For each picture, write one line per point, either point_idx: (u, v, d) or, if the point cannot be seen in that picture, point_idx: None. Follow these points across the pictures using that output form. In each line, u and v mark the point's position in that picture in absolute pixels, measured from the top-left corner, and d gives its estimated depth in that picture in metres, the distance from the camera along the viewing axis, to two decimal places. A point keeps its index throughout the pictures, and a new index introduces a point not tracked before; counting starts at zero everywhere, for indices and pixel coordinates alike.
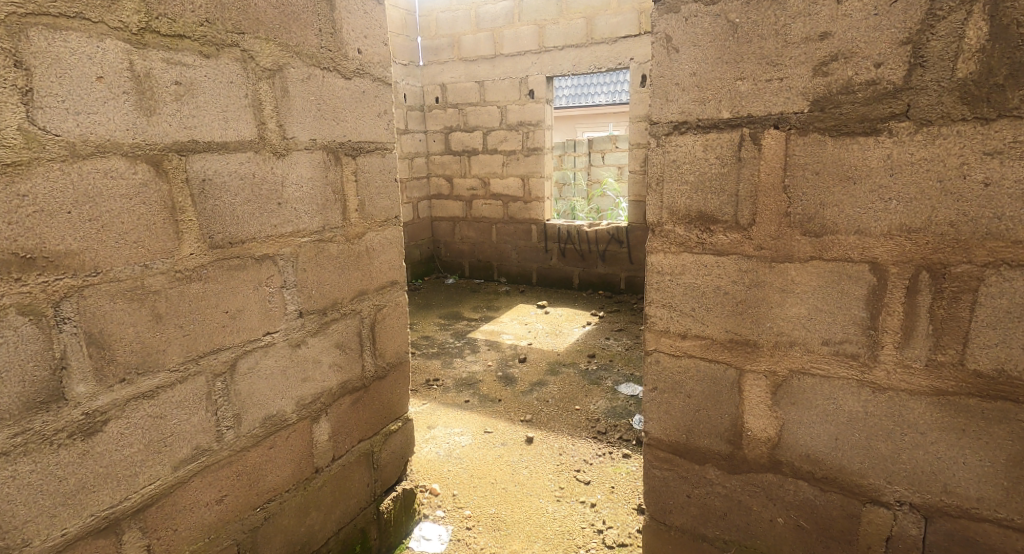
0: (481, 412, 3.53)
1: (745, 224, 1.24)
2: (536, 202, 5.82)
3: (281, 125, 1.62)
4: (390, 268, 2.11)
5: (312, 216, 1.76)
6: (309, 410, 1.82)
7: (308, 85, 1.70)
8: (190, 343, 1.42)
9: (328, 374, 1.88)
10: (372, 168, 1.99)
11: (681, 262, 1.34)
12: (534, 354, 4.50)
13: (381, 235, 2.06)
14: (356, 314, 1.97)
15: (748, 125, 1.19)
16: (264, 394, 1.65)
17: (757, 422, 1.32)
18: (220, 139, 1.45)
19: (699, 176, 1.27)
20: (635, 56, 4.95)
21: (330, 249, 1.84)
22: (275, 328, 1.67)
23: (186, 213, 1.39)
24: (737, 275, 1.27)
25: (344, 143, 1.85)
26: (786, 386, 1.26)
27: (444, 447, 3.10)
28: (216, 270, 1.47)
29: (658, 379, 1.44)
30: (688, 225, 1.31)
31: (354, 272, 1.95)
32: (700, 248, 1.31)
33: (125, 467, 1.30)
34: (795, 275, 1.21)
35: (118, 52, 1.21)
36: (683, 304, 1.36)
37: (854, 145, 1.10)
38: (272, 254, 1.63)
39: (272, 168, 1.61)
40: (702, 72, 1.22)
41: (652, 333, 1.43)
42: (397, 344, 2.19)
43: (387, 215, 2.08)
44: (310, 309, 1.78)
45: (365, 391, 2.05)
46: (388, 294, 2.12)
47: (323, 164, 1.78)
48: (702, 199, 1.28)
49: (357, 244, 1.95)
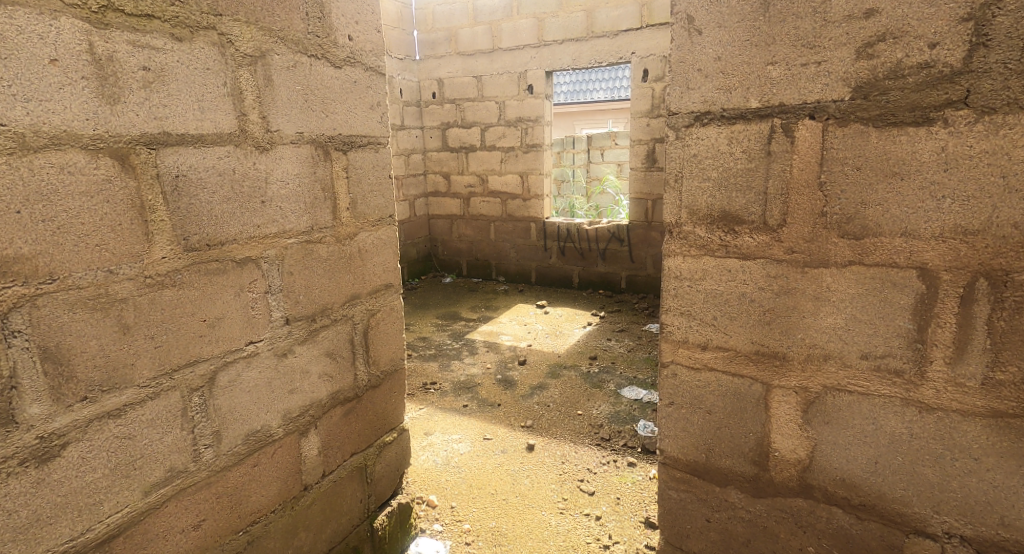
0: (480, 417, 3.43)
1: (775, 225, 1.13)
2: (535, 199, 5.70)
3: (264, 116, 1.50)
4: (384, 271, 2.00)
5: (299, 216, 1.64)
6: (297, 424, 1.70)
7: (294, 74, 1.57)
8: (162, 356, 1.30)
9: (318, 384, 1.76)
10: (364, 163, 1.87)
11: (702, 267, 1.24)
12: (534, 356, 4.38)
13: (374, 235, 1.94)
14: (348, 320, 1.85)
15: (779, 115, 1.08)
16: (246, 408, 1.53)
17: (785, 441, 1.20)
18: (195, 131, 1.33)
19: (723, 173, 1.17)
20: (638, 50, 4.82)
21: (319, 251, 1.72)
22: (259, 337, 1.55)
23: (157, 212, 1.26)
24: (764, 281, 1.17)
25: (333, 137, 1.73)
26: (819, 403, 1.15)
27: (442, 455, 3.00)
28: (191, 275, 1.34)
29: (675, 393, 1.34)
30: (709, 226, 1.21)
31: (345, 276, 1.83)
32: (724, 251, 1.20)
33: (88, 495, 1.18)
34: (830, 282, 1.09)
35: (75, 31, 1.08)
36: (704, 313, 1.26)
37: (902, 137, 0.98)
38: (256, 256, 1.51)
39: (255, 163, 1.48)
40: (728, 56, 1.10)
41: (669, 343, 1.33)
42: (392, 352, 2.07)
43: (381, 214, 1.96)
44: (298, 315, 1.66)
45: (357, 401, 1.94)
46: (382, 298, 2.00)
47: (310, 160, 1.66)
48: (726, 198, 1.18)
49: (349, 245, 1.83)
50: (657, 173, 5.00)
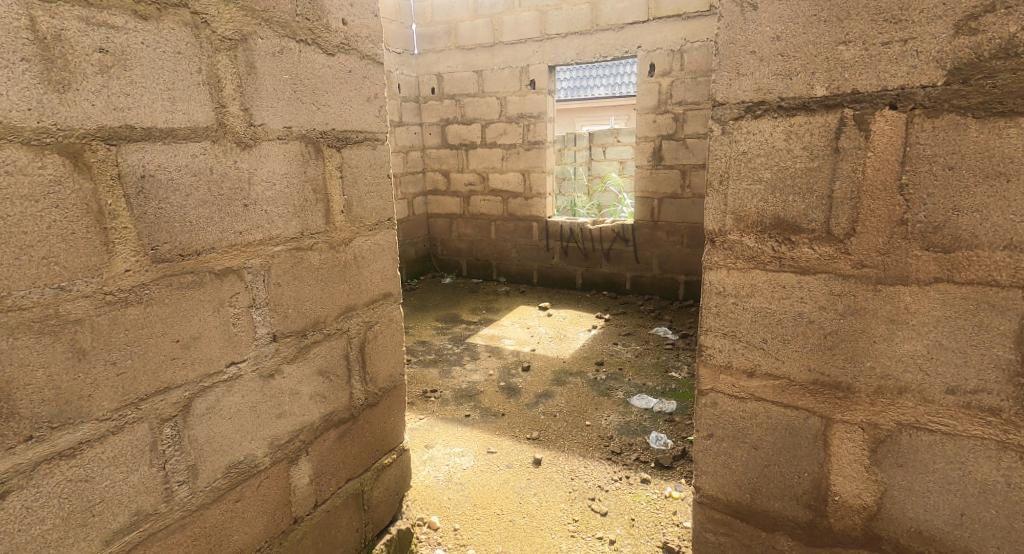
0: (483, 428, 3.27)
1: (841, 235, 0.97)
2: (537, 198, 5.54)
3: (246, 109, 1.32)
4: (382, 279, 1.84)
5: (287, 220, 1.48)
6: (286, 452, 1.53)
7: (280, 61, 1.40)
8: (127, 384, 1.12)
9: (309, 407, 1.60)
10: (360, 162, 1.71)
11: (750, 281, 1.08)
12: (538, 362, 4.22)
13: (370, 241, 1.78)
14: (342, 334, 1.69)
15: (852, 104, 0.91)
16: (228, 438, 1.36)
17: (846, 484, 1.04)
18: (164, 124, 1.15)
19: (777, 174, 1.00)
20: (644, 43, 4.64)
21: (310, 259, 1.56)
22: (243, 357, 1.38)
23: (119, 218, 1.09)
24: (826, 300, 1.00)
25: (325, 132, 1.56)
26: (890, 443, 0.99)
27: (444, 471, 2.84)
28: (161, 290, 1.17)
29: (714, 425, 1.18)
30: (760, 235, 1.05)
31: (339, 286, 1.67)
32: (777, 264, 1.04)
33: (35, 550, 1.01)
34: (909, 302, 0.93)
35: (12, 4, 0.91)
36: (751, 334, 1.10)
37: (1011, 129, 0.82)
38: (237, 267, 1.34)
39: (236, 161, 1.31)
40: (788, 35, 0.93)
41: (708, 368, 1.17)
42: (390, 367, 1.92)
43: (378, 217, 1.80)
44: (286, 331, 1.50)
45: (353, 422, 1.78)
46: (380, 309, 1.84)
47: (300, 157, 1.49)
48: (781, 202, 1.01)
49: (343, 252, 1.67)
50: (664, 171, 4.83)
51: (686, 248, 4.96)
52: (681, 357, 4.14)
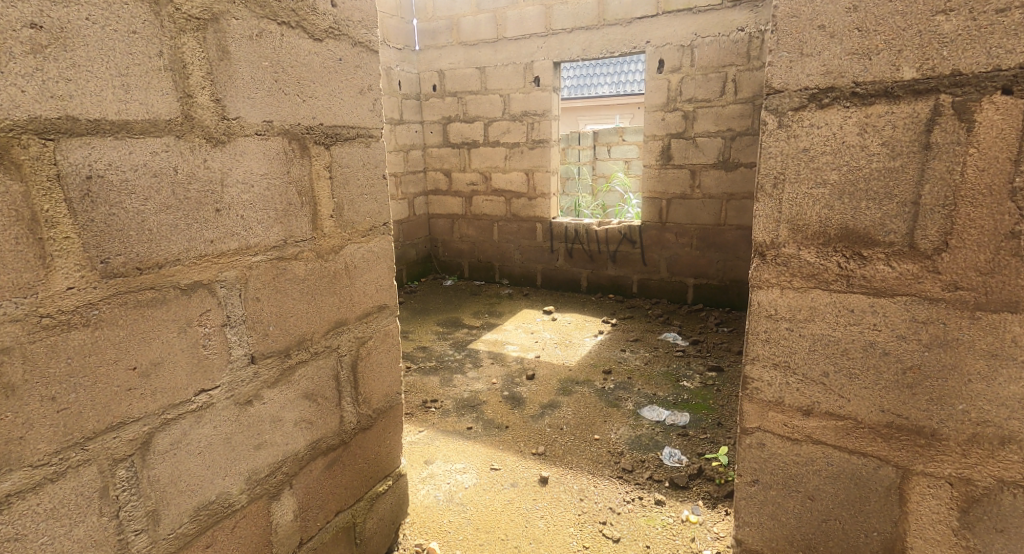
0: (485, 442, 3.10)
1: (929, 251, 0.89)
2: (541, 198, 5.37)
3: (217, 99, 1.15)
4: (376, 290, 1.68)
5: (267, 227, 1.31)
6: (266, 487, 1.36)
7: (259, 46, 1.22)
8: (72, 421, 0.95)
9: (293, 435, 1.42)
10: (351, 161, 1.54)
11: (810, 304, 0.98)
12: (543, 369, 4.04)
13: (363, 248, 1.62)
14: (332, 352, 1.53)
15: (947, 89, 0.84)
16: (198, 475, 1.18)
17: (928, 548, 0.98)
18: (116, 116, 0.98)
19: (844, 177, 0.91)
20: (653, 38, 4.46)
21: (294, 269, 1.39)
22: (214, 384, 1.20)
23: (58, 227, 0.91)
24: (908, 329, 0.92)
25: (312, 128, 1.40)
26: (988, 502, 0.92)
27: (444, 490, 2.68)
28: (113, 309, 1.00)
29: (762, 471, 1.10)
30: (822, 250, 0.95)
31: (327, 298, 1.51)
32: (846, 283, 0.95)
33: None
34: (1018, 333, 0.85)
35: None
36: (809, 366, 1.01)
37: None
38: (208, 280, 1.17)
39: (205, 160, 1.14)
40: (867, 5, 0.85)
41: (754, 404, 1.08)
42: (385, 386, 1.76)
43: (372, 222, 1.64)
44: (267, 352, 1.33)
45: (344, 449, 1.61)
46: (373, 322, 1.69)
47: (282, 156, 1.32)
48: (851, 209, 0.92)
49: (332, 261, 1.51)
50: (673, 170, 4.65)
51: (696, 250, 4.77)
52: (692, 366, 3.96)
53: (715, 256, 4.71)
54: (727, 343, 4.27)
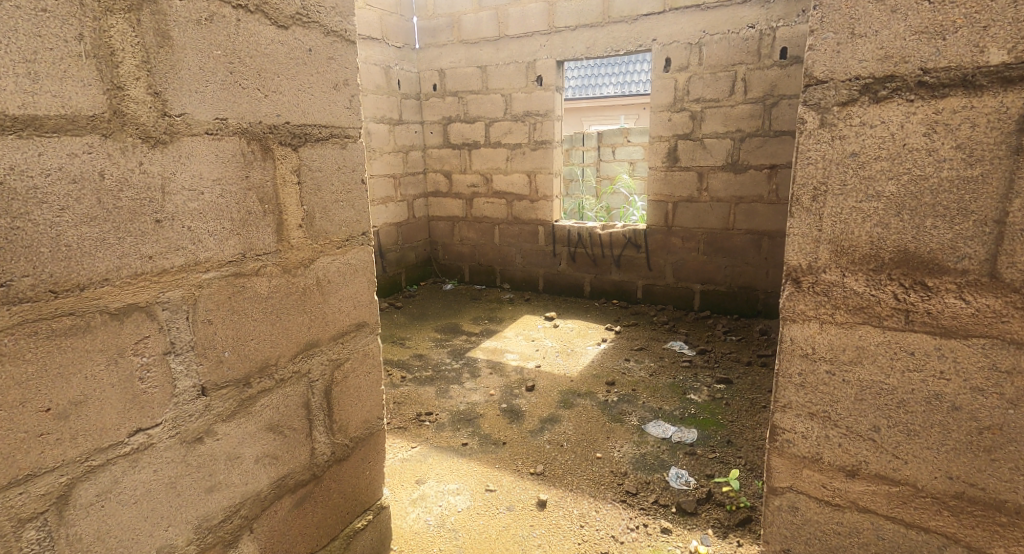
0: (481, 461, 2.94)
1: (1015, 284, 0.84)
2: (544, 201, 5.20)
3: (156, 92, 0.98)
4: (353, 306, 1.52)
5: (222, 239, 1.14)
6: (221, 534, 1.20)
7: (209, 31, 1.06)
8: None
9: (254, 473, 1.27)
10: (324, 163, 1.38)
11: (861, 345, 0.95)
12: (543, 380, 3.87)
13: (339, 261, 1.46)
14: (301, 377, 1.37)
15: None
16: (133, 528, 1.02)
17: None
18: (21, 111, 0.82)
19: (901, 188, 0.87)
20: (659, 36, 4.29)
21: (255, 287, 1.23)
22: (155, 422, 1.04)
23: None
24: (984, 378, 0.88)
25: (276, 127, 1.24)
26: None
27: (436, 513, 2.52)
28: (17, 343, 0.84)
29: (794, 540, 1.11)
30: (875, 281, 0.92)
31: (295, 318, 1.35)
32: (908, 322, 0.91)
33: None
34: None
35: None
36: (861, 413, 0.98)
37: None
38: (147, 302, 1.01)
39: (141, 162, 0.97)
40: None
41: (786, 462, 1.08)
42: (364, 412, 1.60)
43: (349, 232, 1.48)
44: (221, 382, 1.17)
45: (316, 484, 1.45)
46: (351, 342, 1.53)
47: (239, 159, 1.16)
48: (914, 237, 0.88)
49: (302, 277, 1.35)
50: (679, 173, 4.47)
51: (702, 255, 4.60)
52: (699, 377, 3.78)
53: (722, 261, 4.53)
54: (736, 353, 4.08)
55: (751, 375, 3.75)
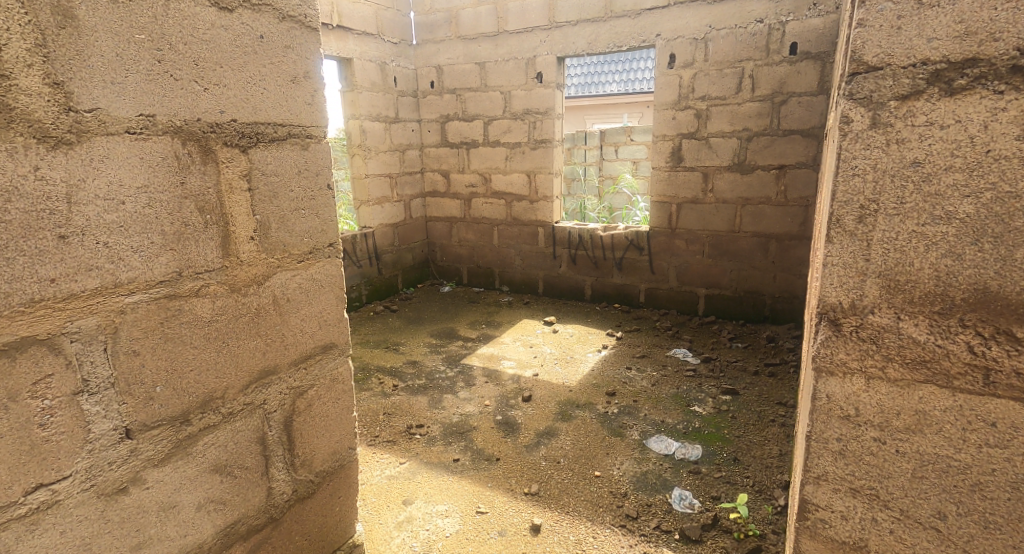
0: (472, 479, 2.77)
1: None
2: (544, 201, 5.03)
3: (55, 83, 0.82)
4: (318, 326, 1.36)
5: (150, 256, 0.98)
6: None
7: (128, 11, 0.90)
8: None
9: (196, 523, 1.11)
10: (281, 167, 1.22)
11: (924, 408, 0.82)
12: (541, 390, 3.70)
13: (300, 276, 1.30)
14: (254, 410, 1.21)
15: None
16: None
17: None
18: None
19: (978, 210, 0.74)
20: (664, 31, 4.11)
21: (195, 309, 1.07)
22: (61, 474, 0.88)
23: None
24: None
25: (219, 125, 1.07)
26: None
27: (422, 538, 2.37)
28: None
29: None
30: (939, 330, 0.79)
31: (247, 343, 1.18)
32: (988, 383, 0.78)
33: None
34: None
35: None
36: (921, 486, 0.85)
37: None
38: (48, 335, 0.85)
39: (34, 168, 0.81)
40: None
41: (817, 542, 0.95)
42: (332, 443, 1.44)
43: (313, 243, 1.32)
44: (151, 422, 1.01)
45: (274, 527, 1.30)
46: (316, 367, 1.37)
47: (170, 163, 0.99)
48: (999, 279, 0.74)
49: (253, 296, 1.18)
50: (684, 173, 4.30)
51: (707, 259, 4.42)
52: (704, 388, 3.60)
53: (728, 265, 4.36)
54: (742, 361, 3.91)
55: (758, 386, 3.58)
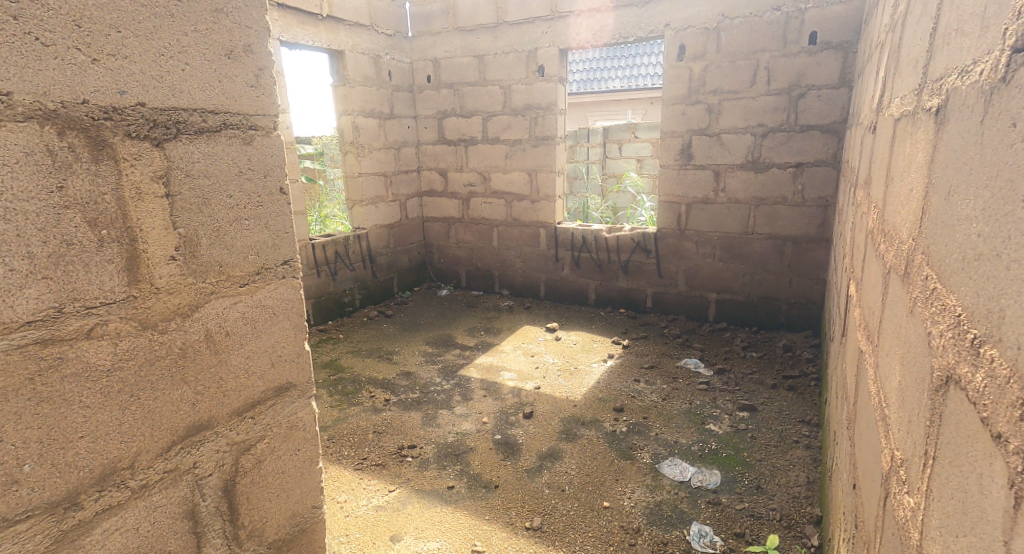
0: (468, 511, 2.49)
1: None
2: (546, 201, 4.75)
3: None
4: (270, 365, 1.08)
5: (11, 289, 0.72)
6: None
7: None
8: None
9: None
10: (217, 165, 0.95)
11: None
12: (542, 405, 3.43)
13: (242, 305, 1.02)
14: (178, 479, 0.94)
15: None
16: None
17: None
18: None
19: None
20: (673, 21, 3.83)
21: (86, 356, 0.80)
22: None
23: None
24: None
25: (118, 110, 0.81)
26: None
27: None
28: None
29: None
30: None
31: (166, 394, 0.91)
32: None
33: None
34: None
35: None
36: None
37: None
38: None
39: None
40: None
41: None
42: (290, 505, 1.17)
43: (261, 261, 1.05)
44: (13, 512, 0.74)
45: None
46: (265, 417, 1.09)
47: (49, 162, 0.73)
48: None
49: (173, 334, 0.91)
50: (694, 171, 4.01)
51: (719, 262, 4.14)
52: (719, 403, 3.33)
53: (741, 268, 4.08)
54: (758, 373, 3.62)
55: (778, 401, 3.30)
